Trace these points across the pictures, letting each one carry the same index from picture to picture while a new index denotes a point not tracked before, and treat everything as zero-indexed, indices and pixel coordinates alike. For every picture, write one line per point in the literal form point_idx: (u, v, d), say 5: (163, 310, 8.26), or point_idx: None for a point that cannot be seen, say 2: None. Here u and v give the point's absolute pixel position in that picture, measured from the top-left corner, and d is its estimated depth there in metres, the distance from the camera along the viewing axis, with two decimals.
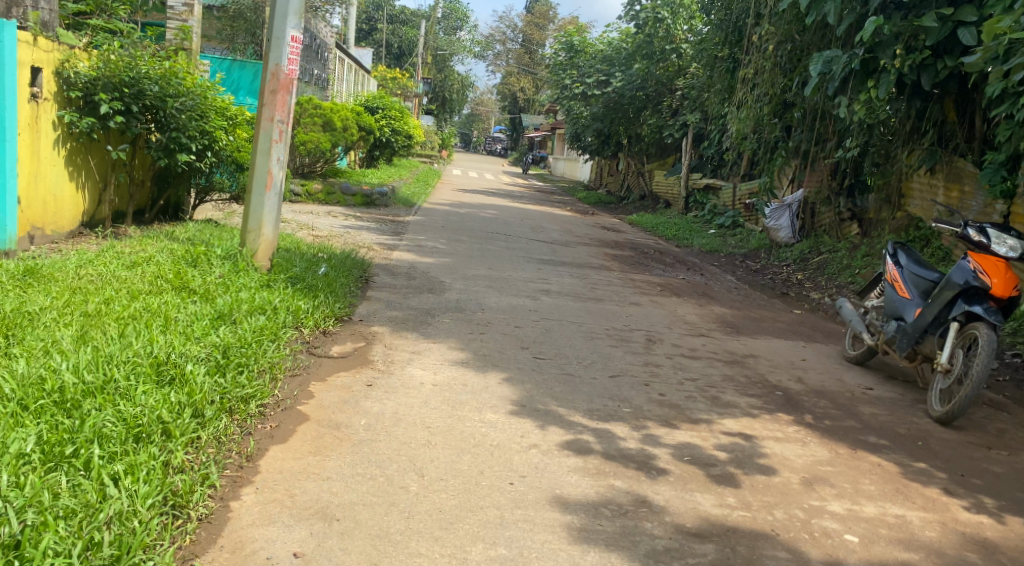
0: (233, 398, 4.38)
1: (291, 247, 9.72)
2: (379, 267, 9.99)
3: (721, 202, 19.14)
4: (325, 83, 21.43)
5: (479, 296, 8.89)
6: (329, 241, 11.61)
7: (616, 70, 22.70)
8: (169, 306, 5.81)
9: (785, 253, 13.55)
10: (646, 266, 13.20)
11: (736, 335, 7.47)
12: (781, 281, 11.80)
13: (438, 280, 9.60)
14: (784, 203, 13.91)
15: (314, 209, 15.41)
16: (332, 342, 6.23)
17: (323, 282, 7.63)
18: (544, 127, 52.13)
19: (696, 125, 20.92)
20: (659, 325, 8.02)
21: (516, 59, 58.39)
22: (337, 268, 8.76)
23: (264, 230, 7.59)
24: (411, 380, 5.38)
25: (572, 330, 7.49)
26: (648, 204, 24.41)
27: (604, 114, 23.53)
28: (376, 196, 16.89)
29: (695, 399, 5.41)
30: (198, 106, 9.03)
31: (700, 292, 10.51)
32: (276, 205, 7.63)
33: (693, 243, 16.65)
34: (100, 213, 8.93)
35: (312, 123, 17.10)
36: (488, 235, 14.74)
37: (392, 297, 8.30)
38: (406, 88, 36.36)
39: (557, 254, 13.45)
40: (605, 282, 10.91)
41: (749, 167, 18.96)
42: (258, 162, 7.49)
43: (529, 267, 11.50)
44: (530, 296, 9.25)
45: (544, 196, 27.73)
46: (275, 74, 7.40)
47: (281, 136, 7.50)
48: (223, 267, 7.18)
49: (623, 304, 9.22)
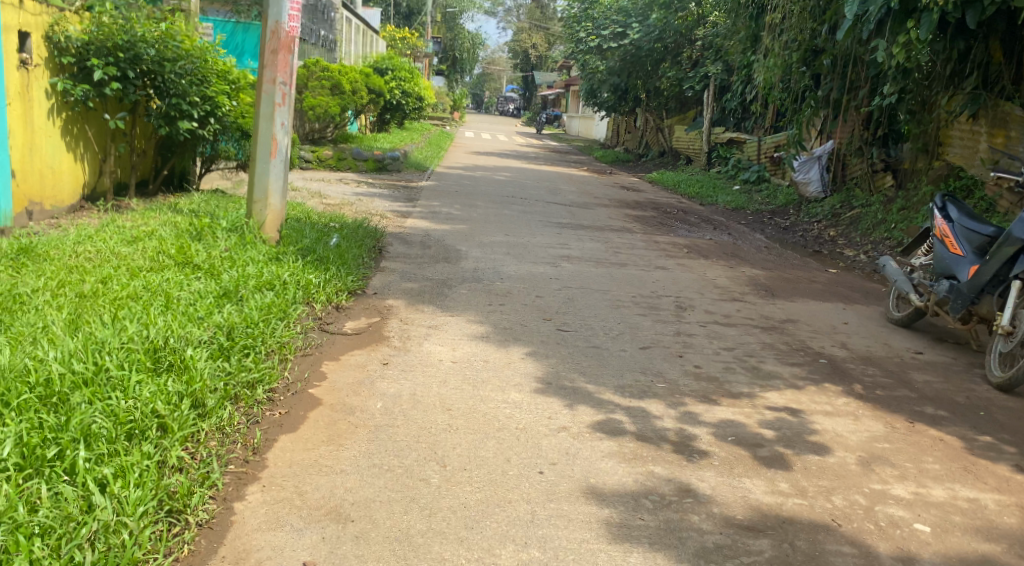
0: (238, 384, 4.05)
1: (303, 217, 9.40)
2: (393, 236, 9.65)
3: (745, 155, 18.61)
4: (332, 45, 20.92)
5: (498, 264, 8.55)
6: (341, 209, 11.29)
7: (633, 20, 22.17)
8: (171, 285, 5.49)
9: (815, 211, 13.16)
10: (668, 227, 12.80)
11: (771, 301, 7.11)
12: (812, 239, 11.48)
13: (455, 247, 9.27)
14: (813, 157, 14.10)
15: (326, 176, 15.08)
16: (346, 318, 5.90)
17: (335, 254, 7.29)
18: (557, 85, 51.39)
19: (718, 77, 20.40)
20: (688, 290, 7.65)
21: (528, 16, 57.50)
22: (350, 238, 8.43)
23: (271, 200, 7.24)
24: (430, 357, 5.06)
25: (597, 298, 7.14)
26: (668, 161, 23.93)
27: (621, 68, 23.06)
28: (388, 160, 16.54)
29: (733, 373, 5.07)
30: (197, 70, 8.79)
31: (727, 253, 10.13)
32: (282, 172, 7.29)
33: (717, 201, 16.24)
34: (101, 185, 8.65)
35: (322, 87, 16.72)
36: (504, 199, 14.38)
37: (408, 267, 7.98)
38: (416, 49, 35.80)
39: (576, 217, 13.07)
40: (627, 245, 10.54)
41: (774, 118, 18.37)
42: (261, 128, 7.14)
43: (548, 231, 11.14)
44: (551, 262, 8.90)
45: (560, 156, 27.28)
46: (275, 33, 7.03)
47: (284, 99, 7.14)
48: (230, 240, 6.85)
49: (648, 268, 8.85)
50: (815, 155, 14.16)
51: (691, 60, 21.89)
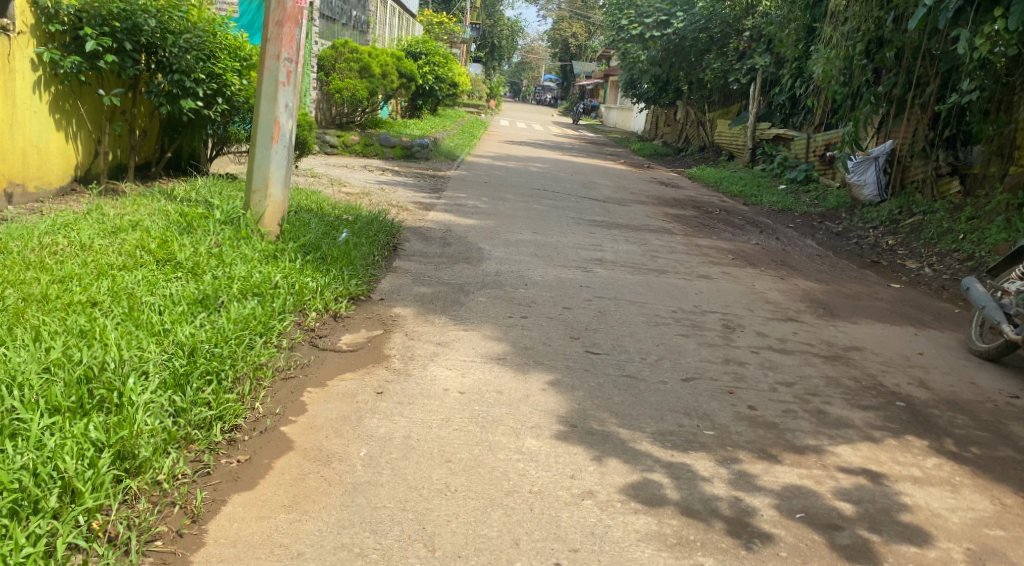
0: (188, 424, 3.31)
1: (313, 207, 8.63)
2: (411, 230, 8.90)
3: (792, 153, 17.73)
4: (365, 26, 20.11)
5: (523, 268, 7.77)
6: (360, 199, 10.56)
7: (677, 9, 21.49)
8: (142, 287, 4.74)
9: (870, 216, 12.77)
10: (710, 229, 11.93)
11: (832, 325, 6.33)
12: (869, 247, 11.22)
13: (477, 246, 8.50)
14: (869, 158, 13.48)
15: (350, 162, 14.35)
16: (343, 331, 5.14)
17: (341, 252, 6.50)
18: (596, 76, 50.40)
19: (767, 71, 19.59)
20: (736, 306, 6.83)
21: (568, 3, 56.58)
22: (360, 233, 7.67)
23: (272, 190, 6.47)
24: (432, 386, 4.26)
25: (633, 313, 6.34)
26: (709, 156, 23.00)
27: (664, 57, 22.19)
28: (417, 148, 15.61)
29: (796, 418, 4.29)
30: (204, 44, 8.05)
31: (778, 263, 9.34)
32: (286, 159, 6.52)
33: (762, 201, 15.38)
34: (96, 167, 7.91)
35: (349, 69, 15.89)
36: (535, 192, 13.58)
37: (422, 268, 7.23)
38: (452, 34, 34.98)
39: (611, 214, 12.23)
40: (666, 248, 9.70)
41: (825, 115, 17.40)
42: (263, 110, 6.39)
43: (581, 229, 10.34)
44: (582, 267, 8.10)
45: (595, 147, 26.45)
46: (280, 2, 6.27)
47: (289, 77, 6.37)
48: (223, 233, 6.11)
49: (690, 279, 8.04)
50: (872, 155, 13.53)
51: (737, 51, 20.88)
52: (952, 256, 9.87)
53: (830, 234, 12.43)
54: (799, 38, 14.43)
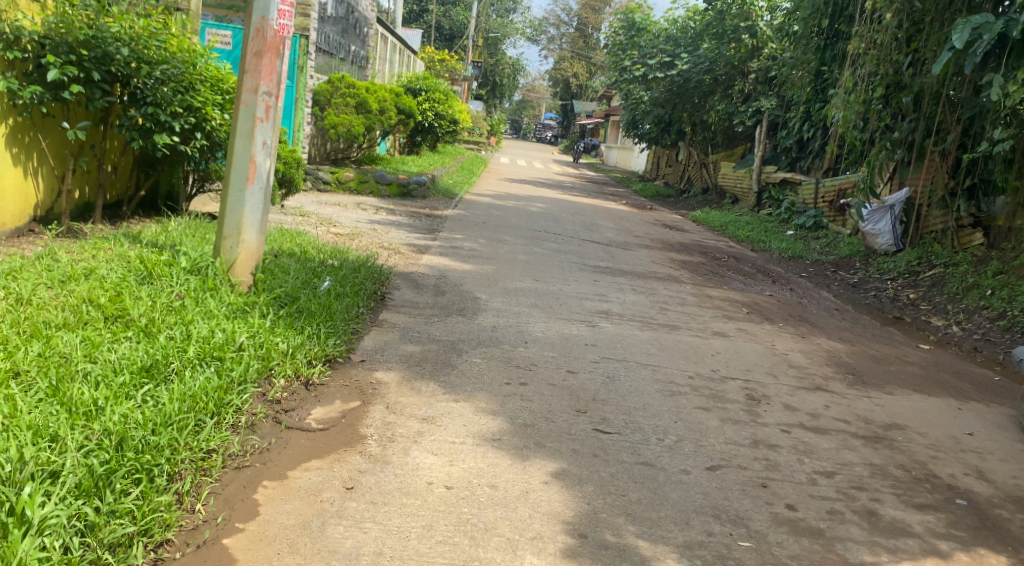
0: (101, 544, 2.97)
1: (295, 251, 7.98)
2: (402, 276, 8.27)
3: (800, 198, 17.18)
4: (364, 61, 19.56)
5: (523, 321, 7.13)
6: (349, 240, 9.93)
7: (681, 50, 21.19)
8: (82, 349, 4.14)
9: (886, 266, 12.17)
10: (721, 278, 11.32)
11: (867, 401, 5.70)
12: (888, 300, 10.62)
13: (473, 295, 7.86)
14: (885, 206, 12.95)
15: (343, 200, 13.74)
16: (314, 403, 4.47)
17: (320, 307, 5.86)
18: (597, 114, 50.08)
19: (773, 114, 19.16)
20: (757, 372, 6.17)
21: (570, 44, 56.53)
22: (344, 281, 7.02)
23: (245, 235, 5.82)
24: (414, 479, 3.65)
25: (645, 380, 5.69)
26: (712, 198, 22.46)
27: (667, 99, 21.73)
28: (414, 185, 15.04)
29: (845, 525, 3.65)
30: (181, 76, 7.48)
31: (796, 319, 8.73)
32: (261, 203, 5.87)
33: (770, 247, 14.82)
34: (59, 207, 7.29)
35: (346, 104, 15.30)
36: (536, 234, 12.98)
37: (412, 322, 6.56)
38: (454, 71, 34.68)
39: (616, 259, 11.62)
40: (676, 299, 9.07)
41: (834, 160, 16.91)
42: (237, 147, 5.76)
43: (585, 276, 9.72)
44: (586, 320, 7.45)
45: (596, 186, 25.95)
46: (260, 31, 5.69)
47: (267, 113, 5.77)
48: (187, 284, 5.47)
49: (704, 336, 7.40)
50: (887, 204, 12.97)
51: (742, 93, 20.49)
52: (980, 312, 9.26)
53: (845, 285, 11.83)
54: (810, 81, 13.99)
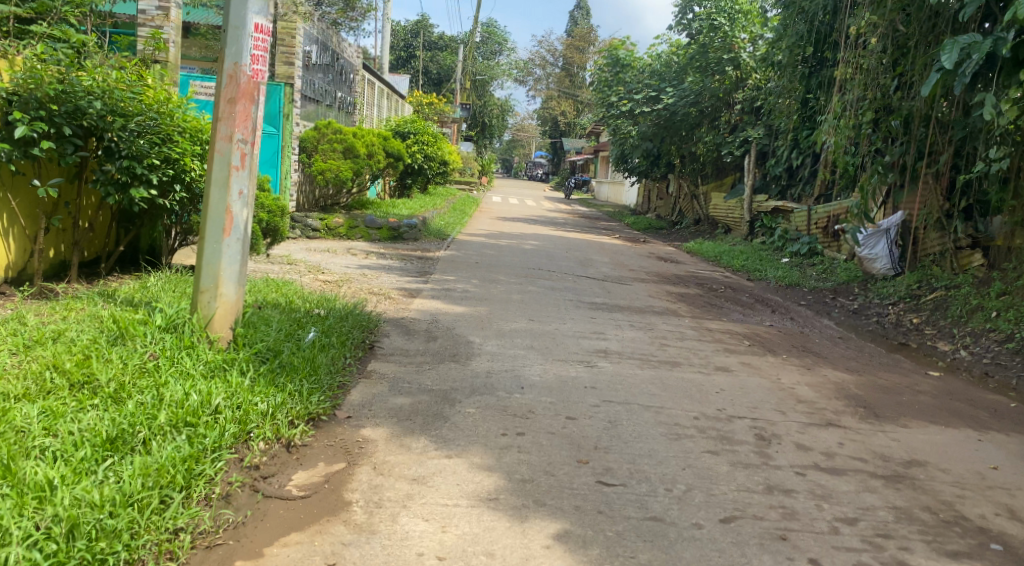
0: None
1: (278, 301, 7.71)
2: (391, 322, 8.00)
3: (793, 225, 16.98)
4: (352, 107, 19.34)
5: (517, 364, 6.84)
6: (337, 288, 9.66)
7: (666, 84, 21.18)
8: (41, 422, 3.95)
9: (886, 291, 11.92)
10: (719, 309, 11.07)
11: (883, 438, 5.42)
12: (892, 326, 10.36)
13: (465, 339, 7.57)
14: (880, 230, 12.72)
15: (332, 246, 13.50)
16: (295, 468, 4.22)
17: (304, 361, 5.58)
18: (586, 151, 50.21)
19: (761, 143, 19.05)
20: (765, 410, 5.89)
21: (557, 83, 56.83)
22: (330, 331, 6.74)
23: (223, 288, 5.55)
24: (403, 550, 3.55)
25: (648, 423, 5.41)
26: (705, 229, 22.29)
27: (655, 132, 21.63)
28: (404, 228, 14.83)
29: None
30: (158, 127, 7.26)
31: (800, 350, 8.47)
32: (239, 255, 5.60)
33: (767, 275, 14.58)
34: (32, 267, 7.05)
35: (332, 150, 15.08)
36: (528, 272, 12.73)
37: (400, 371, 6.26)
38: (442, 114, 34.68)
39: (611, 294, 11.36)
40: (675, 334, 8.81)
41: (825, 187, 16.76)
42: (212, 198, 5.50)
43: (581, 313, 9.46)
44: (584, 360, 7.18)
45: (588, 222, 25.79)
46: (233, 77, 5.45)
47: (242, 161, 5.52)
48: (162, 343, 5.19)
49: (707, 372, 7.13)
50: (882, 228, 12.75)
51: (730, 124, 20.55)
52: (988, 335, 9.02)
53: (846, 311, 11.59)
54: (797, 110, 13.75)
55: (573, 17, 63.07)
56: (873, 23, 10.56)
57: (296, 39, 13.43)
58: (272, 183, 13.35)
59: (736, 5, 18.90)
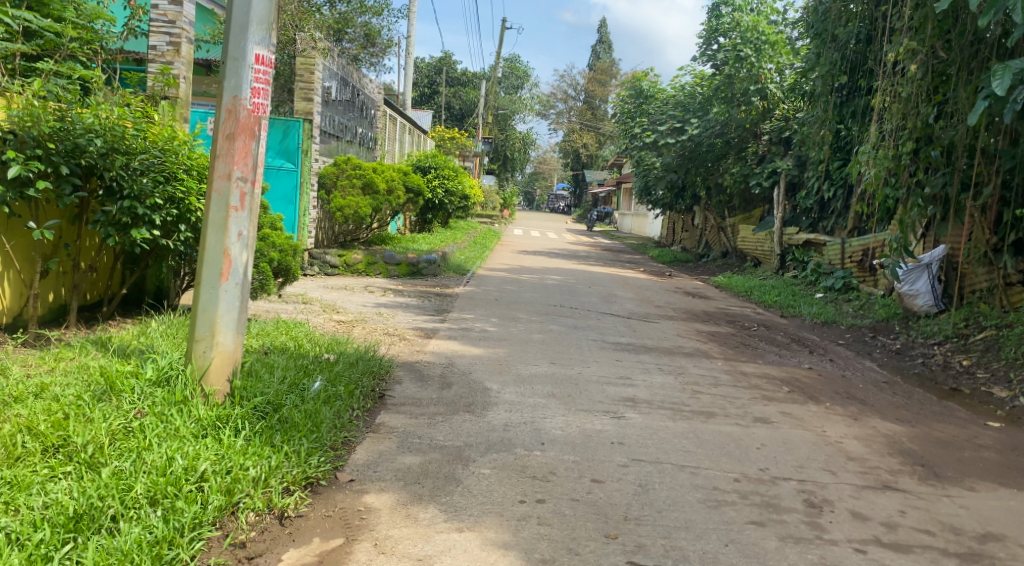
0: None
1: (285, 346, 7.27)
2: (405, 366, 7.54)
3: (826, 259, 16.44)
4: (372, 142, 18.90)
5: (538, 415, 6.34)
6: (351, 328, 9.24)
7: (691, 116, 20.66)
8: (2, 495, 3.78)
9: (929, 329, 11.36)
10: (753, 350, 10.53)
11: (949, 511, 4.98)
12: (938, 369, 9.83)
13: (483, 385, 7.10)
14: (921, 264, 12.21)
15: (349, 283, 13.10)
16: (284, 546, 3.94)
17: (305, 416, 5.12)
18: (608, 183, 49.85)
19: (791, 175, 18.55)
20: (813, 470, 5.43)
21: (578, 116, 56.59)
22: (337, 380, 6.32)
23: (220, 336, 5.10)
24: None
25: (684, 486, 4.96)
26: (732, 262, 21.72)
27: (679, 164, 21.16)
28: (424, 264, 14.40)
29: None
30: (162, 164, 6.84)
31: (845, 397, 7.97)
32: (238, 300, 5.15)
33: (801, 311, 14.05)
34: (25, 312, 6.64)
35: (351, 186, 14.60)
36: (552, 309, 12.27)
37: (413, 423, 5.82)
38: (464, 148, 34.33)
39: (639, 334, 10.85)
40: (708, 378, 8.29)
41: (858, 219, 16.21)
42: (209, 240, 5.07)
43: (607, 356, 8.97)
44: (611, 411, 6.67)
45: (612, 255, 25.29)
46: (231, 112, 5.02)
47: (241, 201, 5.09)
48: (150, 399, 4.75)
49: (745, 425, 6.63)
50: (923, 262, 12.25)
51: (757, 155, 20.04)
52: None
53: (888, 352, 11.00)
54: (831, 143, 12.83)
55: (594, 51, 63.00)
56: (911, 51, 9.98)
57: (315, 74, 13.03)
58: (287, 225, 13.08)
59: (762, 35, 18.37)
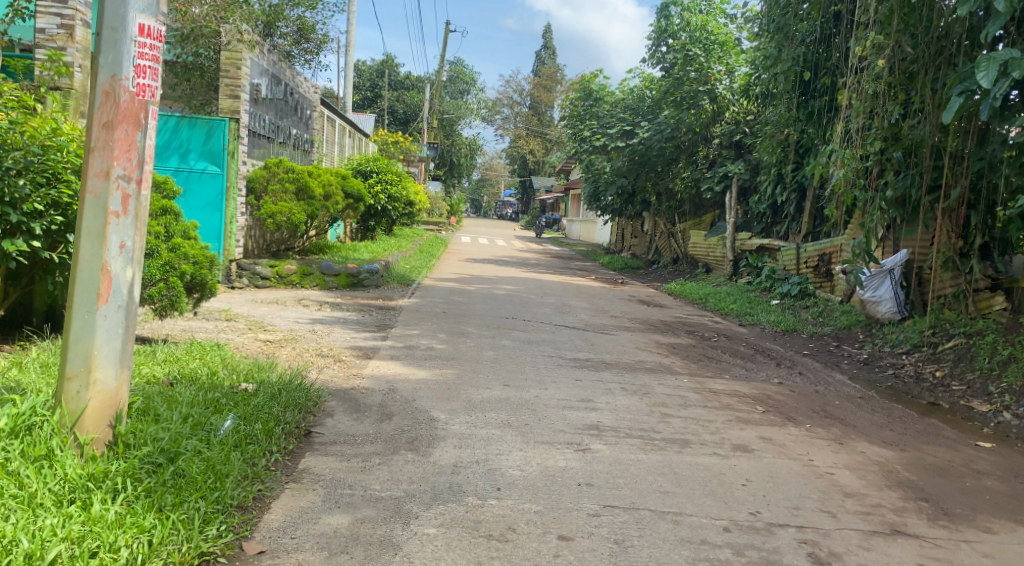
0: None
1: (196, 375, 6.32)
2: (337, 394, 6.62)
3: (781, 264, 15.86)
4: (309, 144, 17.89)
5: (492, 452, 5.48)
6: (279, 350, 8.28)
7: (641, 119, 20.05)
8: None
9: (896, 338, 10.77)
10: (717, 364, 9.78)
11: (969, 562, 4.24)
12: (911, 380, 9.21)
13: (428, 416, 6.22)
14: (883, 270, 11.62)
15: (281, 296, 12.08)
16: None
17: (207, 466, 4.36)
18: (556, 190, 49.19)
19: (743, 179, 18.00)
20: (810, 513, 4.67)
21: (524, 122, 55.93)
22: (253, 416, 5.43)
23: (98, 372, 4.24)
24: None
25: (667, 542, 4.22)
26: (683, 269, 21.08)
27: (629, 169, 20.47)
28: (364, 274, 13.41)
29: None
30: (44, 162, 6.00)
31: (825, 417, 7.24)
32: (122, 326, 4.28)
33: (760, 319, 13.41)
34: None
35: (284, 191, 13.53)
36: (502, 321, 11.43)
37: (342, 470, 4.95)
38: (409, 153, 33.39)
39: (596, 348, 10.05)
40: (676, 399, 7.51)
41: (812, 223, 15.67)
42: (83, 254, 4.18)
43: (563, 375, 8.13)
44: (574, 442, 5.85)
45: (562, 262, 24.51)
46: (109, 95, 4.13)
47: (124, 205, 4.21)
48: (4, 453, 3.96)
49: (723, 455, 5.85)
50: (885, 267, 11.66)
51: (708, 159, 19.46)
52: None
53: (856, 362, 10.36)
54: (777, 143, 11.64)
55: (539, 57, 62.43)
56: (877, 46, 8.93)
57: (242, 70, 12.09)
58: (211, 235, 12.07)
59: (712, 35, 17.96)
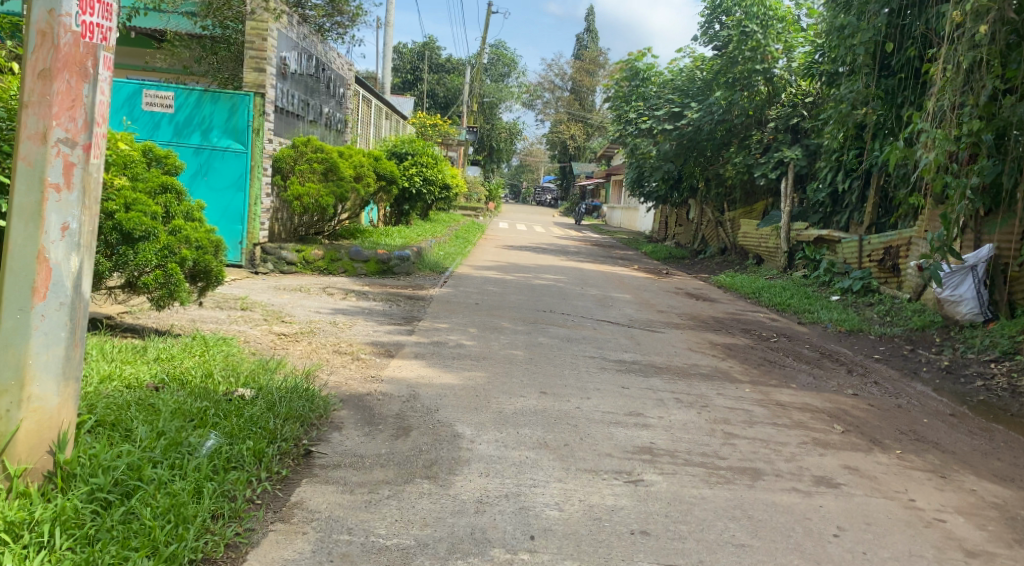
0: None
1: (187, 378, 5.41)
2: (349, 402, 5.72)
3: (841, 257, 14.74)
4: (342, 123, 17.00)
5: (525, 483, 4.55)
6: (291, 345, 7.39)
7: (691, 100, 18.87)
8: None
9: (980, 344, 9.69)
10: (781, 370, 8.75)
11: None
12: (1004, 395, 8.15)
13: (452, 431, 5.32)
14: (965, 266, 10.59)
15: (306, 283, 11.18)
16: None
17: (168, 505, 3.58)
18: (597, 176, 48.02)
19: (801, 165, 16.85)
20: None
21: (566, 106, 54.76)
22: (242, 433, 4.53)
23: (34, 386, 3.51)
24: None
25: None
26: (732, 260, 19.94)
27: (678, 154, 19.17)
28: (394, 260, 12.48)
29: None
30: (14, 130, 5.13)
31: (916, 441, 6.27)
32: (62, 328, 3.55)
33: (821, 317, 12.31)
34: None
35: (311, 171, 12.66)
36: (540, 315, 10.50)
37: (344, 507, 4.05)
38: (447, 137, 32.46)
39: (643, 348, 9.08)
40: (739, 414, 6.52)
41: (877, 214, 14.52)
42: (16, 237, 3.47)
43: (608, 382, 7.17)
44: (624, 470, 4.91)
45: (603, 250, 23.46)
46: (45, 35, 3.45)
47: (65, 174, 3.51)
48: None
49: (805, 491, 4.86)
50: (967, 264, 10.63)
51: (761, 143, 18.26)
52: None
53: (935, 369, 9.28)
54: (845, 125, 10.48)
55: (581, 39, 61.14)
56: (978, 10, 7.84)
57: (268, 41, 11.17)
58: (235, 215, 11.30)
59: (770, 10, 16.72)
